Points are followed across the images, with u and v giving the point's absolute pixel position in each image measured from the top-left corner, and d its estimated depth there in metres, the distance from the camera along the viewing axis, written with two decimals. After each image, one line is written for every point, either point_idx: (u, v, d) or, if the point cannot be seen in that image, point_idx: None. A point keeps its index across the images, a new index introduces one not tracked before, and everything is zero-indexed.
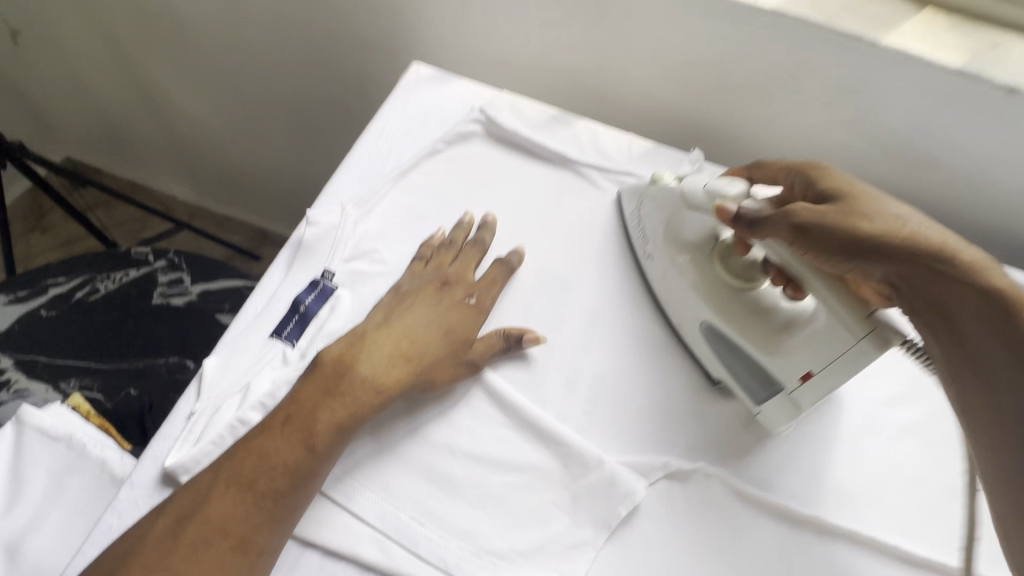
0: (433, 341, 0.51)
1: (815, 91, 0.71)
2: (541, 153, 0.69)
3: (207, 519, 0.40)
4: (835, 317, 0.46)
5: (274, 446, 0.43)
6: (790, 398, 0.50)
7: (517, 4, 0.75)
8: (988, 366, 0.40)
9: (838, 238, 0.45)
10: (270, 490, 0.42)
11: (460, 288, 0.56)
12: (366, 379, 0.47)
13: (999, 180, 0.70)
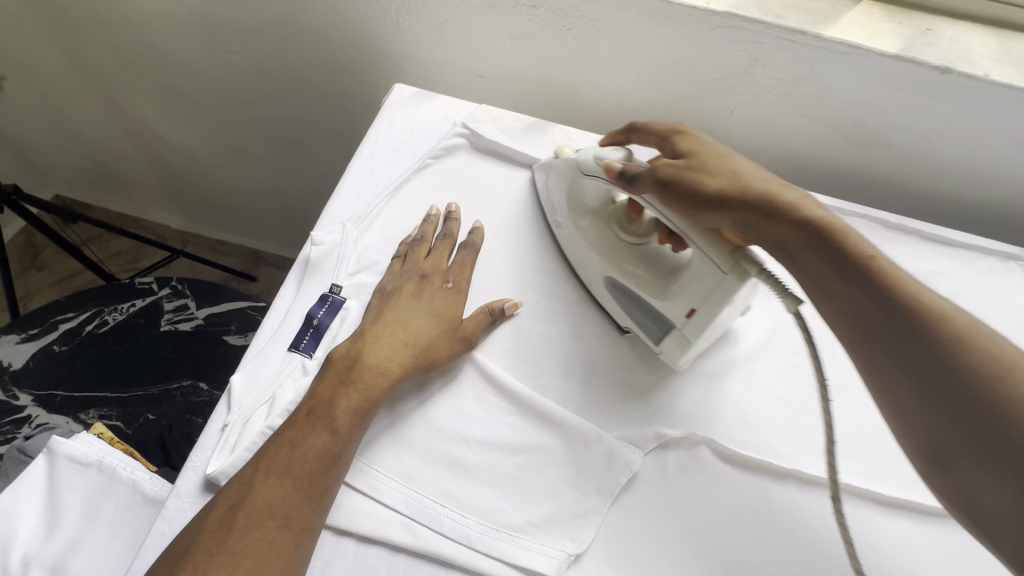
0: (427, 325, 0.57)
1: (770, 83, 0.77)
2: (523, 160, 0.74)
3: (254, 504, 0.44)
4: (705, 255, 0.52)
5: (302, 432, 0.48)
6: (679, 333, 0.56)
7: (488, 22, 0.80)
8: (832, 289, 0.46)
9: (694, 189, 0.53)
10: (306, 472, 0.46)
11: (436, 277, 0.61)
12: (374, 366, 0.53)
13: (938, 149, 0.78)
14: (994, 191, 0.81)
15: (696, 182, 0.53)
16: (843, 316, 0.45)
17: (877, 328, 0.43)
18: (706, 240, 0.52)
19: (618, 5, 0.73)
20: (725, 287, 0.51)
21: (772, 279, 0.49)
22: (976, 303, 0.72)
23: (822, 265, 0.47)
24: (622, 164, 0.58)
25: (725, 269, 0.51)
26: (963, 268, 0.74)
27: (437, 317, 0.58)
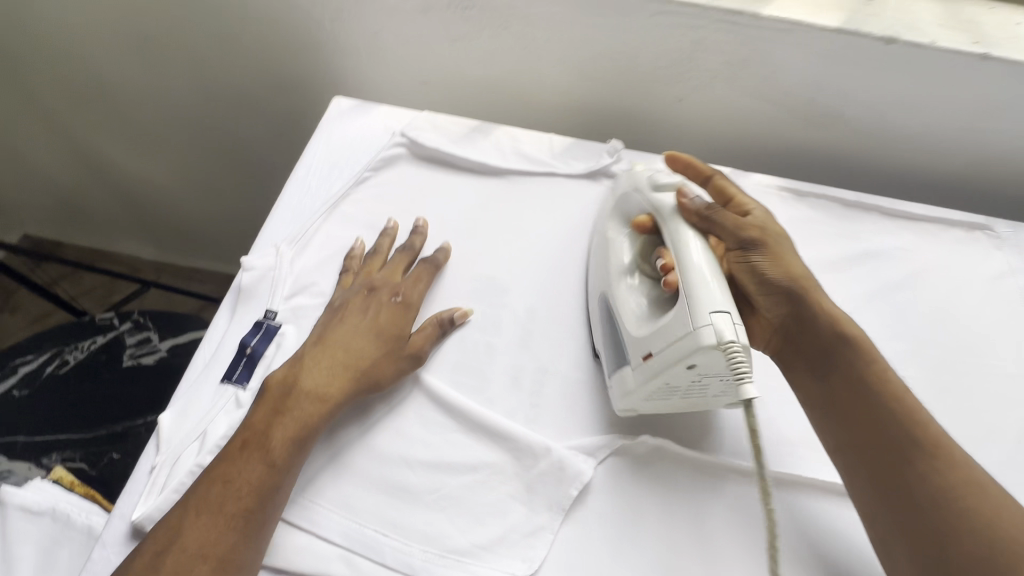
0: (371, 346, 0.54)
1: (716, 67, 0.74)
2: (466, 166, 0.72)
3: (184, 547, 0.42)
4: (686, 305, 0.49)
5: (235, 468, 0.46)
6: (628, 373, 0.53)
7: (423, 27, 0.78)
8: (859, 399, 0.50)
9: (772, 273, 0.54)
10: (240, 510, 0.44)
11: (385, 290, 0.59)
12: (313, 391, 0.50)
13: (893, 120, 0.75)
14: (957, 160, 0.79)
15: (774, 267, 0.54)
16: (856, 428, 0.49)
17: (890, 450, 0.47)
18: (703, 290, 0.48)
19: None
20: (687, 342, 0.47)
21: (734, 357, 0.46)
22: (944, 276, 0.69)
23: (851, 380, 0.51)
24: (693, 194, 0.55)
25: (700, 325, 0.47)
26: (929, 242, 0.71)
27: (381, 335, 0.55)
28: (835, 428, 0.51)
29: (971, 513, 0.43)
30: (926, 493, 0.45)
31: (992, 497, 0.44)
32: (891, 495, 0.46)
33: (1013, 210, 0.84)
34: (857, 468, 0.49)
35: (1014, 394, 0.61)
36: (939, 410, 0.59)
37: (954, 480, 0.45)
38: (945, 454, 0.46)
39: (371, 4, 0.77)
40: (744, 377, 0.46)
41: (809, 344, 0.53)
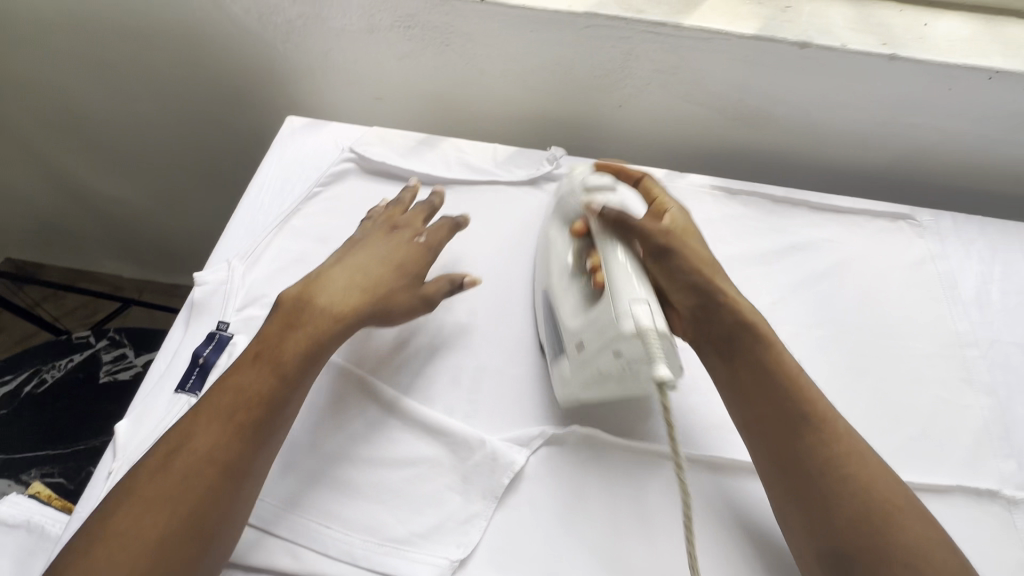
0: (385, 276, 0.59)
1: (648, 75, 0.78)
2: (413, 178, 0.76)
3: (193, 447, 0.46)
4: (611, 297, 0.52)
5: (248, 378, 0.50)
6: (565, 366, 0.57)
7: (370, 47, 0.82)
8: (759, 383, 0.53)
9: (679, 268, 0.57)
10: (250, 417, 0.48)
11: (408, 231, 0.64)
12: (325, 307, 0.55)
13: (818, 119, 0.80)
14: (883, 154, 0.83)
15: (685, 264, 0.57)
16: (762, 415, 0.53)
17: (792, 435, 0.51)
18: (623, 283, 0.52)
19: (486, 17, 0.75)
20: (610, 330, 0.50)
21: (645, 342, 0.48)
22: (868, 265, 0.73)
23: (750, 364, 0.54)
24: (602, 204, 0.58)
25: (621, 313, 0.50)
26: (853, 233, 0.76)
27: (395, 267, 0.60)
28: (741, 406, 0.54)
29: (852, 480, 0.48)
30: (816, 461, 0.49)
31: (869, 463, 0.50)
32: (787, 464, 0.50)
33: (942, 198, 0.88)
34: (757, 443, 0.53)
35: (930, 373, 0.64)
36: (857, 390, 0.63)
37: (837, 449, 0.50)
38: (830, 429, 0.51)
39: (319, 27, 0.81)
40: (654, 360, 0.47)
41: (713, 330, 0.56)
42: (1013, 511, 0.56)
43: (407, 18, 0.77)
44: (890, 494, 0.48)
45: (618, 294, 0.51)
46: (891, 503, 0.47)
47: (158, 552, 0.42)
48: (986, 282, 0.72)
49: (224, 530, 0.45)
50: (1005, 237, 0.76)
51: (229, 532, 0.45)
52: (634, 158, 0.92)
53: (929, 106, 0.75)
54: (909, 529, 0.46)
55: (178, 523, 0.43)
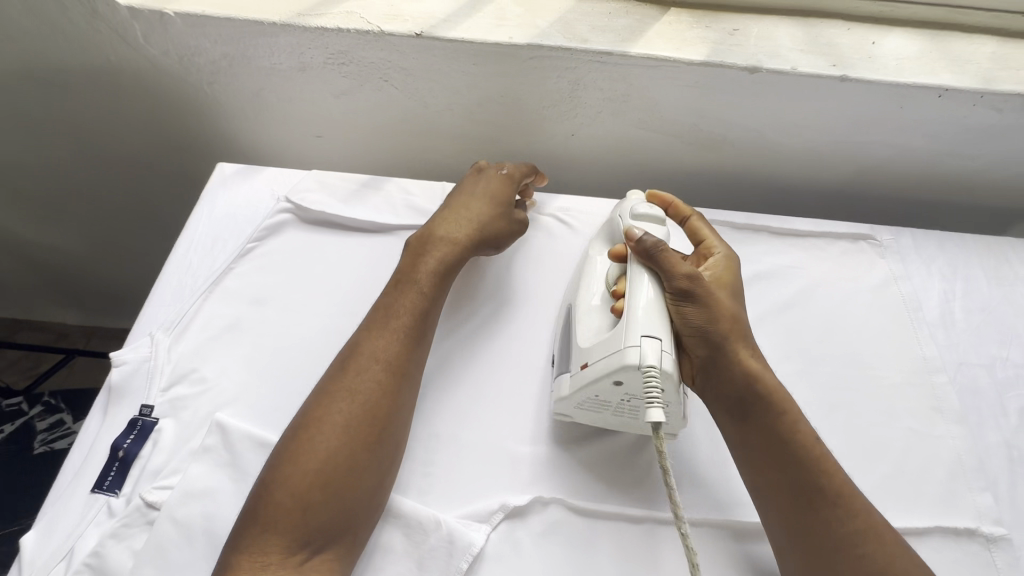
0: (489, 206, 0.66)
1: (599, 103, 0.75)
2: (356, 225, 0.71)
3: (364, 351, 0.54)
4: (624, 325, 0.51)
5: (398, 296, 0.58)
6: (566, 379, 0.55)
7: (305, 85, 0.77)
8: (779, 451, 0.51)
9: (696, 319, 0.52)
10: (401, 324, 0.56)
11: (493, 168, 0.71)
12: (444, 237, 0.63)
13: (774, 141, 0.78)
14: (840, 171, 0.82)
15: (700, 317, 0.52)
16: (778, 484, 0.50)
17: (805, 506, 0.49)
18: (643, 315, 0.51)
19: (423, 51, 0.70)
20: (614, 359, 0.50)
21: (646, 375, 0.48)
22: (831, 290, 0.71)
23: (770, 431, 0.51)
24: (643, 233, 0.55)
25: (627, 344, 0.49)
26: (816, 256, 0.74)
27: (494, 198, 0.67)
28: (753, 475, 0.52)
29: (868, 560, 0.46)
30: (833, 539, 0.47)
31: (890, 544, 0.47)
32: (797, 539, 0.49)
33: (899, 211, 0.88)
34: (768, 514, 0.51)
35: (901, 404, 0.63)
36: (828, 428, 0.61)
37: (856, 525, 0.48)
38: (849, 503, 0.49)
39: (247, 66, 0.75)
40: (652, 400, 0.47)
41: (725, 390, 0.53)
42: (992, 549, 0.54)
43: (340, 54, 0.72)
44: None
45: (636, 322, 0.50)
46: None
47: (350, 440, 0.49)
48: (949, 300, 0.71)
49: (395, 428, 0.51)
50: (964, 252, 0.76)
51: (397, 431, 0.52)
52: (592, 184, 0.89)
53: (882, 125, 0.74)
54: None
55: (361, 416, 0.50)
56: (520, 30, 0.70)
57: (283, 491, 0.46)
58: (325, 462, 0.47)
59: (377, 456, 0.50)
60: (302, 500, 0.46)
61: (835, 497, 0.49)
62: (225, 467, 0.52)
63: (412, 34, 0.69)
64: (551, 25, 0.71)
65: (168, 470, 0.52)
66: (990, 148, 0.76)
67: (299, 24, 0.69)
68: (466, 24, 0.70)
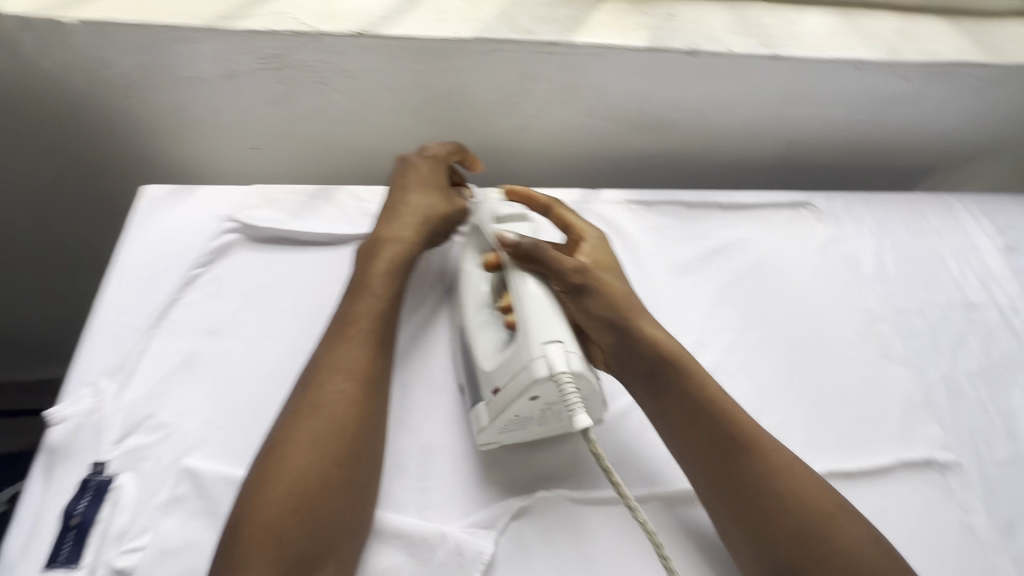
0: (427, 196, 0.65)
1: (547, 95, 0.75)
2: (311, 239, 0.67)
3: (324, 366, 0.50)
4: (524, 339, 0.49)
5: (351, 305, 0.55)
6: (482, 410, 0.52)
7: (234, 93, 0.71)
8: (689, 414, 0.50)
9: (596, 309, 0.53)
10: (359, 330, 0.52)
11: (416, 156, 0.68)
12: (390, 236, 0.61)
13: (713, 120, 0.81)
14: (773, 145, 0.87)
15: (599, 305, 0.53)
16: (695, 443, 0.50)
17: (720, 455, 0.49)
18: (536, 322, 0.50)
19: (365, 50, 0.67)
20: (524, 377, 0.48)
21: (565, 386, 0.47)
22: (781, 257, 0.76)
23: (680, 393, 0.51)
24: (515, 236, 0.55)
25: (533, 357, 0.48)
26: (763, 227, 0.78)
27: (430, 187, 0.66)
28: (676, 441, 0.51)
29: (784, 490, 0.47)
30: (752, 482, 0.47)
31: (800, 476, 0.48)
32: (727, 496, 0.48)
33: (825, 177, 0.95)
34: (694, 477, 0.50)
35: (854, 354, 0.68)
36: (797, 385, 0.65)
37: (770, 465, 0.48)
38: (759, 444, 0.49)
39: (166, 77, 0.69)
40: (573, 408, 0.46)
41: (635, 365, 0.53)
42: (947, 473, 0.60)
43: (273, 59, 0.67)
44: (817, 500, 0.47)
45: (531, 332, 0.49)
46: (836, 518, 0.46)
47: (322, 458, 0.45)
48: (881, 255, 0.78)
49: (370, 439, 0.48)
50: (887, 210, 0.83)
51: (373, 442, 0.48)
52: (544, 176, 0.89)
53: (809, 99, 0.79)
54: (844, 535, 0.45)
55: (331, 432, 0.46)
56: (463, 24, 0.68)
57: (256, 522, 0.41)
58: (297, 484, 0.43)
59: (353, 470, 0.46)
60: (277, 528, 0.41)
61: (746, 441, 0.49)
62: (204, 516, 0.48)
63: (351, 33, 0.65)
64: (494, 18, 0.69)
65: (136, 530, 0.47)
66: (899, 114, 0.84)
67: (223, 28, 0.64)
68: (406, 21, 0.67)
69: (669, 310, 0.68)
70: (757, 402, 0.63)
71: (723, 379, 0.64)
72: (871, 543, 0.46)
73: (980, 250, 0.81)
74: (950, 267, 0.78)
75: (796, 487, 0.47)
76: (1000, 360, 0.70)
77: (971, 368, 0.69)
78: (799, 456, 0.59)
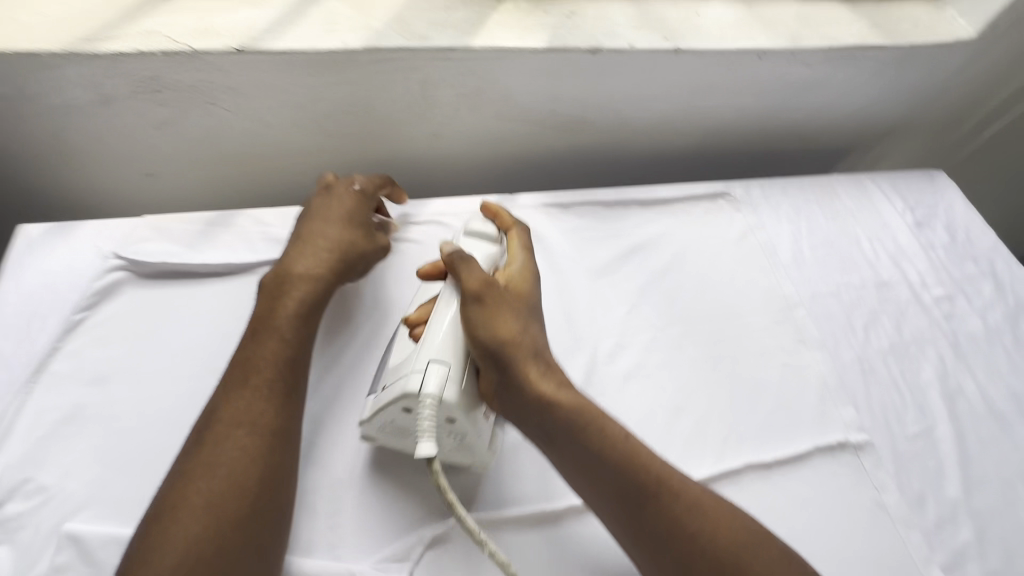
0: (347, 231, 0.62)
1: (453, 101, 0.73)
2: (208, 270, 0.63)
3: (221, 420, 0.47)
4: (419, 348, 0.51)
5: (254, 349, 0.52)
6: (368, 400, 0.53)
7: (114, 119, 0.67)
8: (589, 461, 0.48)
9: (484, 340, 0.50)
10: (262, 379, 0.49)
11: (342, 185, 0.65)
12: (302, 272, 0.57)
13: (627, 116, 0.81)
14: (690, 137, 0.87)
15: (485, 333, 0.50)
16: (600, 490, 0.48)
17: (627, 502, 0.47)
18: (432, 338, 0.51)
19: (249, 67, 0.64)
20: (401, 385, 0.49)
21: (424, 405, 0.47)
22: (700, 250, 0.76)
23: (578, 441, 0.48)
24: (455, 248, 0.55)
25: (413, 369, 0.49)
26: (682, 221, 0.78)
27: (352, 223, 0.63)
28: (583, 489, 0.49)
29: (700, 535, 0.45)
30: (667, 526, 0.45)
31: (711, 508, 0.47)
32: (645, 542, 0.46)
33: (746, 164, 0.96)
34: (609, 520, 0.48)
35: (772, 343, 0.69)
36: (716, 379, 0.65)
37: (678, 507, 0.46)
38: (669, 485, 0.47)
39: (34, 107, 0.64)
40: (420, 433, 0.46)
41: (526, 411, 0.49)
42: (860, 454, 0.61)
43: (150, 81, 0.63)
44: (732, 539, 0.45)
45: (427, 344, 0.50)
46: (752, 555, 0.44)
47: (212, 522, 0.42)
48: (797, 240, 0.79)
49: (272, 495, 0.45)
50: (802, 194, 0.84)
51: (276, 498, 0.46)
52: (465, 182, 0.87)
53: (718, 89, 0.79)
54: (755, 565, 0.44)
55: (224, 491, 0.44)
56: (353, 33, 0.65)
57: None
58: (187, 552, 0.41)
59: (250, 531, 0.43)
60: None
61: (653, 485, 0.47)
62: None
63: (230, 49, 0.61)
64: (387, 25, 0.67)
65: None
66: (808, 99, 0.85)
67: (86, 51, 0.59)
68: (291, 33, 0.64)
69: (588, 313, 0.67)
70: (677, 400, 0.63)
71: (643, 380, 0.63)
72: (781, 557, 0.45)
73: (891, 228, 0.83)
74: (863, 247, 0.80)
75: (711, 526, 0.45)
76: (910, 336, 0.72)
77: (884, 347, 0.71)
78: (718, 451, 0.60)
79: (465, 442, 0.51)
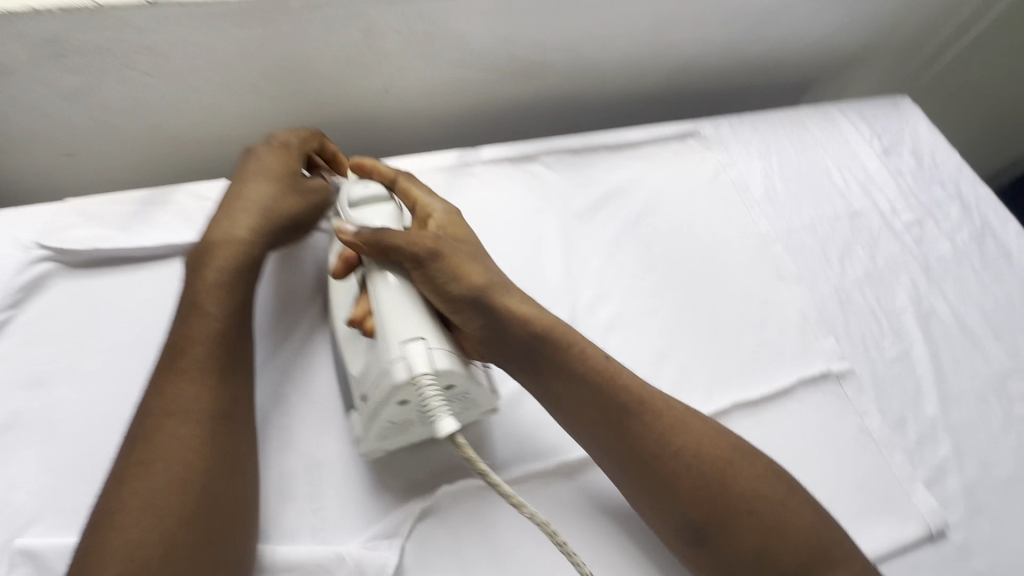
0: (272, 185, 0.56)
1: (402, 50, 0.67)
2: (147, 254, 0.58)
3: (154, 411, 0.43)
4: (382, 341, 0.44)
5: (182, 332, 0.47)
6: (357, 419, 0.48)
7: (15, 92, 0.59)
8: (574, 388, 0.47)
9: (456, 290, 0.47)
10: (193, 362, 0.45)
11: (261, 145, 0.60)
12: (224, 234, 0.52)
13: (590, 57, 0.77)
14: (655, 75, 0.84)
15: (456, 284, 0.47)
16: (587, 417, 0.47)
17: (613, 425, 0.46)
18: (394, 321, 0.44)
19: (166, 22, 0.56)
20: (385, 382, 0.43)
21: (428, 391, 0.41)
22: (672, 193, 0.74)
23: (562, 369, 0.47)
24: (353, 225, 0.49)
25: (392, 359, 0.43)
26: (653, 164, 0.76)
27: (276, 177, 0.57)
28: (568, 419, 0.48)
29: (684, 449, 0.45)
30: (651, 447, 0.45)
31: (691, 425, 0.47)
32: (633, 465, 0.46)
33: (713, 101, 0.93)
34: (592, 448, 0.47)
35: (750, 281, 0.68)
36: (699, 322, 0.64)
37: (663, 423, 0.46)
38: (650, 406, 0.47)
39: None
40: (434, 412, 0.41)
41: (510, 347, 0.48)
42: (843, 382, 0.62)
43: (50, 44, 0.55)
44: (712, 454, 0.46)
45: (386, 340, 0.44)
46: (733, 468, 0.45)
47: (160, 519, 0.39)
48: (769, 176, 0.78)
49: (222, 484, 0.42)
50: (771, 128, 0.82)
51: (228, 486, 0.43)
52: (423, 140, 0.82)
53: (681, 22, 0.75)
54: (740, 478, 0.45)
55: (168, 485, 0.40)
56: None
57: None
58: (133, 554, 0.37)
59: (206, 523, 0.40)
60: None
61: (636, 405, 0.47)
62: None
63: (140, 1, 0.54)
64: None
65: None
66: (773, 27, 0.82)
67: None
68: None
69: (565, 265, 0.65)
70: (661, 345, 0.61)
71: (625, 329, 0.62)
72: (765, 471, 0.46)
73: (861, 157, 0.82)
74: (834, 178, 0.79)
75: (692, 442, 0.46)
76: (883, 263, 0.72)
77: (859, 276, 0.71)
78: (705, 393, 0.59)
79: (469, 398, 0.47)
